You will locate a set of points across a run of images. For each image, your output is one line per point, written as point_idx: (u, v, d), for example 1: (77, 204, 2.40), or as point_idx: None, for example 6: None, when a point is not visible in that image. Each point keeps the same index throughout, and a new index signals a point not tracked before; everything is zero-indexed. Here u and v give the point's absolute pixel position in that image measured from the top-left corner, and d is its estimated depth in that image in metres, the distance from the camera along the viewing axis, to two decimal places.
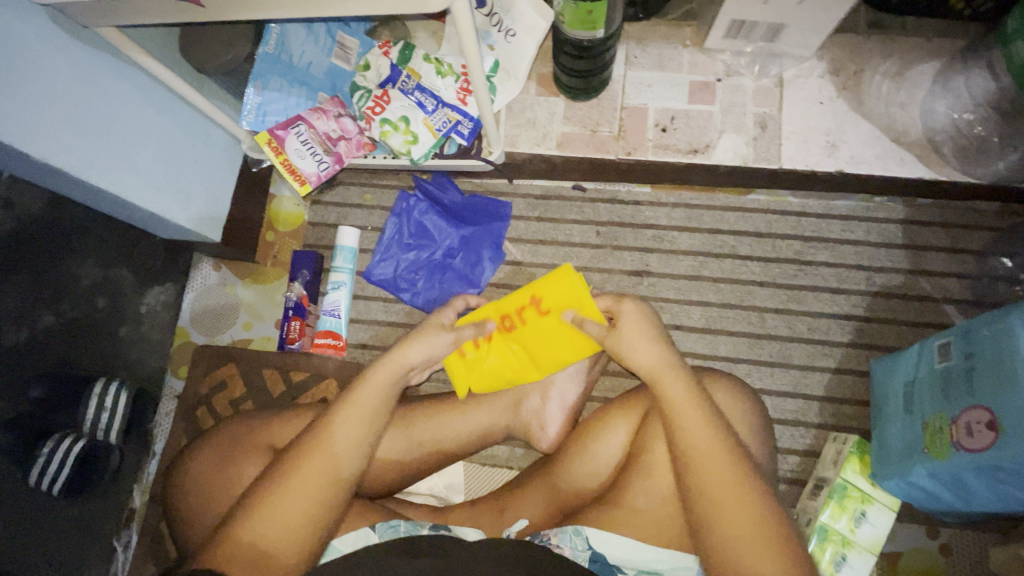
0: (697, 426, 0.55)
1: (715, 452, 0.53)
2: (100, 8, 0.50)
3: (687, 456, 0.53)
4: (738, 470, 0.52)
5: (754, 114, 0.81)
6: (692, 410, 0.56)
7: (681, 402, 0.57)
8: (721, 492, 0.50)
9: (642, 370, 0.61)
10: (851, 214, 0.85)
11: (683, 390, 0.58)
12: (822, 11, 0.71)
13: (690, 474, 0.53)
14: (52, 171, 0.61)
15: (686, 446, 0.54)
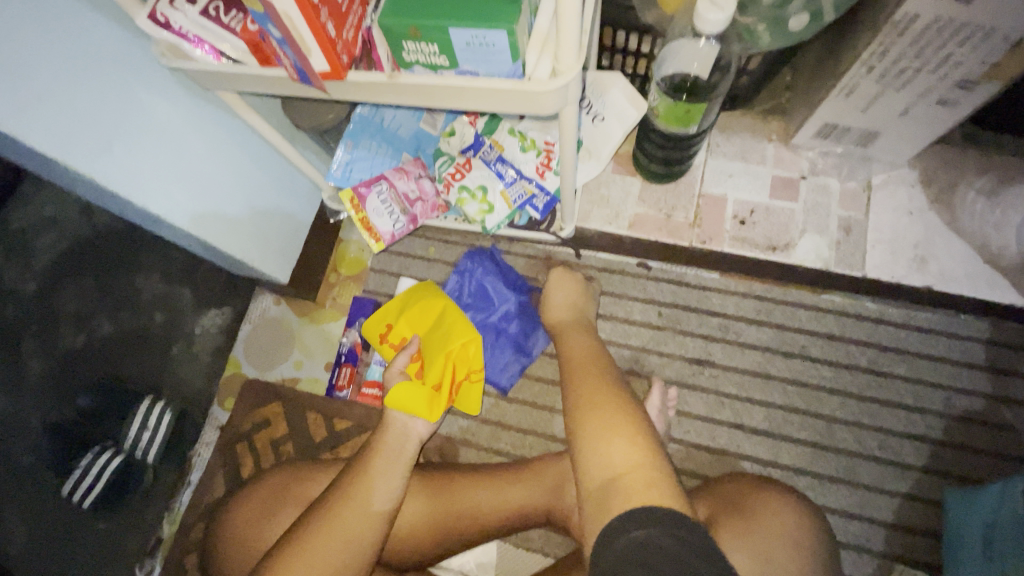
0: (588, 374, 0.57)
1: (598, 383, 0.55)
2: (227, 78, 0.52)
3: (574, 394, 0.55)
4: (617, 396, 0.53)
5: (839, 217, 0.81)
6: (591, 364, 0.59)
7: (587, 359, 0.61)
8: (591, 404, 0.52)
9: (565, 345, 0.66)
10: (935, 328, 0.79)
11: (591, 352, 0.62)
12: (923, 125, 0.71)
13: (573, 400, 0.54)
14: (153, 220, 0.63)
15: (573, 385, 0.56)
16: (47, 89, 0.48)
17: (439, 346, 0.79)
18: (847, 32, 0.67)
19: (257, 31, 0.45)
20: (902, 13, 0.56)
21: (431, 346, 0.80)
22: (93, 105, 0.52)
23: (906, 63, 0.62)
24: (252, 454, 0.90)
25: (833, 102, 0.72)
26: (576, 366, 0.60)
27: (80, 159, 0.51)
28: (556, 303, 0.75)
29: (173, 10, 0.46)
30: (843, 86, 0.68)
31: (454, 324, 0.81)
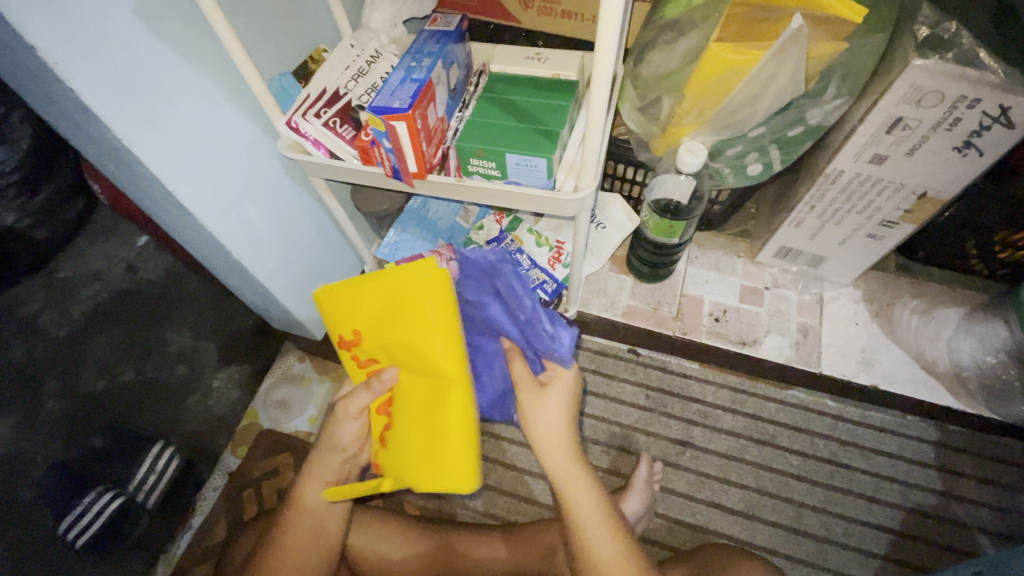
0: (601, 530, 0.62)
1: (623, 558, 0.62)
2: (326, 167, 0.68)
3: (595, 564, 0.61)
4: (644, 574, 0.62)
5: (797, 322, 0.96)
6: (593, 510, 0.63)
7: (592, 506, 0.63)
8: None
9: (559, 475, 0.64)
10: (885, 427, 0.91)
11: (588, 490, 0.64)
12: (860, 253, 0.89)
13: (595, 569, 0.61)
14: (237, 268, 0.76)
15: (593, 551, 0.61)
16: (203, 163, 0.63)
17: (433, 413, 0.63)
18: (795, 179, 0.87)
19: (369, 141, 0.63)
20: (831, 168, 0.76)
21: (422, 403, 0.64)
22: (227, 177, 0.67)
23: (839, 204, 0.82)
24: (256, 502, 0.94)
25: (786, 231, 0.91)
26: (578, 511, 0.63)
27: (206, 216, 0.66)
28: (534, 408, 0.66)
29: (305, 120, 0.64)
30: (793, 218, 0.87)
31: (452, 392, 0.61)
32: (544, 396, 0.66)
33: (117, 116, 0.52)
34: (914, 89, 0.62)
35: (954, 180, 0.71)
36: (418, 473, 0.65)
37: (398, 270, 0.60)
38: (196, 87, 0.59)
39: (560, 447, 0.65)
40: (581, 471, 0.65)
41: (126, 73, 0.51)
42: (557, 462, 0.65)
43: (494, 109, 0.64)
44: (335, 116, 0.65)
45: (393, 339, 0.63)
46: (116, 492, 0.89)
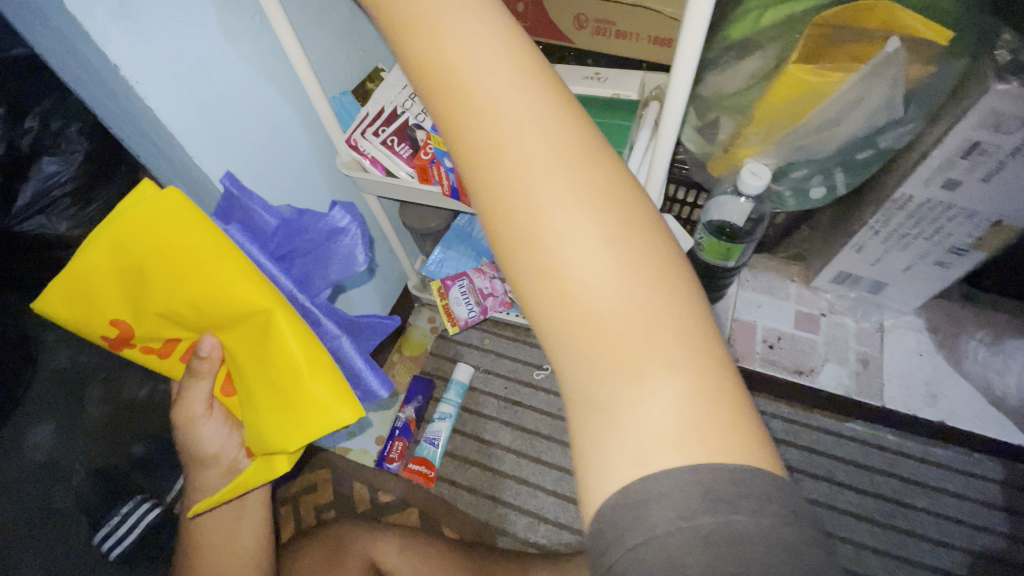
0: (561, 162, 0.27)
1: (640, 267, 0.26)
2: (382, 185, 0.69)
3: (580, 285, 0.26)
4: (636, 303, 0.26)
5: (856, 351, 0.91)
6: (548, 122, 0.28)
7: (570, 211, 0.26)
8: (637, 274, 0.26)
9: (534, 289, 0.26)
10: (951, 465, 0.87)
11: (545, 148, 0.27)
12: (925, 282, 0.85)
13: (579, 322, 0.26)
14: None
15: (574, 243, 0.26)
16: (260, 178, 0.64)
17: (265, 362, 0.44)
18: (856, 202, 0.84)
19: (428, 159, 0.62)
20: (899, 192, 0.73)
21: (251, 351, 0.45)
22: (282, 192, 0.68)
23: (906, 230, 0.78)
24: (294, 518, 0.94)
25: (846, 256, 0.87)
26: (527, 135, 0.27)
27: None
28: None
29: (363, 138, 0.65)
30: (854, 243, 0.84)
31: (276, 323, 0.42)
32: (495, 75, 0.28)
33: (189, 134, 0.53)
34: (995, 115, 0.59)
35: None
36: (275, 438, 0.45)
37: (121, 207, 0.40)
38: (258, 105, 0.60)
39: (510, 66, 0.29)
40: (545, 134, 0.29)
41: (200, 92, 0.52)
42: (510, 101, 0.28)
43: None
44: (393, 134, 0.65)
45: (167, 298, 0.43)
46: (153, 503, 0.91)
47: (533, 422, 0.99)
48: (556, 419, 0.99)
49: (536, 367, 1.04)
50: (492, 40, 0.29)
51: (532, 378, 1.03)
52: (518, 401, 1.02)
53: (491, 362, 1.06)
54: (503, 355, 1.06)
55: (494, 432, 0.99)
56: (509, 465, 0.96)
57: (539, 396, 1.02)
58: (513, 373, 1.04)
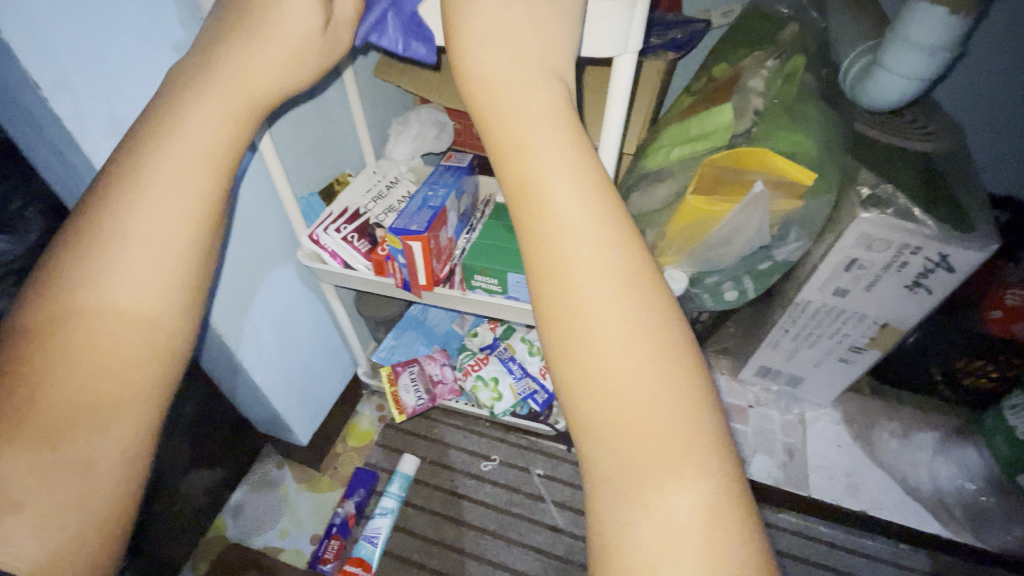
0: (598, 233, 0.29)
1: (660, 380, 0.27)
2: (337, 276, 0.74)
3: (569, 278, 0.28)
4: (639, 345, 0.27)
5: (783, 442, 0.97)
6: (592, 203, 0.30)
7: (570, 211, 0.29)
8: (619, 278, 0.28)
9: (570, 368, 0.28)
10: (879, 555, 0.90)
11: (576, 198, 0.29)
12: (834, 376, 0.94)
13: (591, 367, 0.27)
14: (235, 367, 0.77)
15: (566, 232, 0.29)
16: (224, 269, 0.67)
17: None
18: (766, 305, 0.94)
19: (384, 255, 0.68)
20: (799, 297, 0.84)
21: None
22: (246, 281, 0.71)
23: (811, 331, 0.88)
24: None
25: (765, 352, 0.96)
26: (574, 220, 0.29)
27: (219, 321, 0.69)
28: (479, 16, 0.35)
29: (325, 234, 0.70)
30: (769, 341, 0.93)
31: None
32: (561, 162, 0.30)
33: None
34: (866, 237, 0.72)
35: (909, 313, 0.78)
36: None
37: None
38: None
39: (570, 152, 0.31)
40: (604, 240, 0.29)
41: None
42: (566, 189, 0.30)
43: (495, 232, 0.72)
44: (353, 231, 0.71)
45: None
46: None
47: (479, 517, 0.97)
48: (502, 513, 0.98)
49: (483, 458, 1.04)
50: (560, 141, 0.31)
51: (479, 470, 1.03)
52: (464, 493, 1.00)
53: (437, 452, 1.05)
54: (450, 446, 1.06)
55: (438, 529, 0.96)
56: (452, 564, 0.92)
57: (485, 488, 1.01)
58: (460, 465, 1.04)
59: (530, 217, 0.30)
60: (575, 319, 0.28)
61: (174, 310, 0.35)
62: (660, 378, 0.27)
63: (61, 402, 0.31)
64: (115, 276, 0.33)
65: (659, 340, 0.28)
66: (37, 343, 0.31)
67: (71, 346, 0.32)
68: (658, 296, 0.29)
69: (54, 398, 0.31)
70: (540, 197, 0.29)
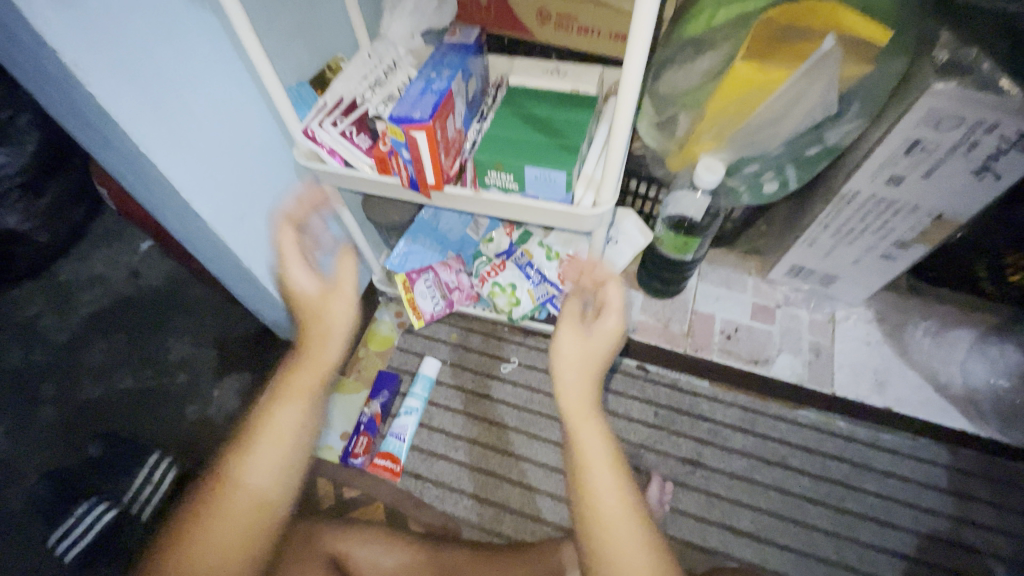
0: (607, 466, 0.50)
1: (649, 555, 0.46)
2: (340, 176, 0.68)
3: (596, 500, 0.48)
4: (638, 536, 0.47)
5: (810, 341, 0.94)
6: (605, 446, 0.52)
7: (598, 458, 0.50)
8: (622, 492, 0.49)
9: (596, 541, 0.47)
10: (898, 449, 0.90)
11: (600, 447, 0.51)
12: (871, 274, 0.89)
13: (612, 550, 0.46)
14: (246, 276, 0.75)
15: (594, 475, 0.49)
16: (218, 171, 0.63)
17: None
18: (806, 199, 0.87)
19: (386, 151, 0.62)
20: (846, 188, 0.76)
21: None
22: (242, 184, 0.67)
23: (853, 225, 0.81)
24: None
25: (799, 249, 0.90)
26: (600, 467, 0.50)
27: (220, 227, 0.66)
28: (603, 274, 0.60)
29: (321, 129, 0.63)
30: (806, 238, 0.87)
31: None
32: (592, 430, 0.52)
33: (144, 129, 0.52)
34: (935, 114, 0.62)
35: (971, 203, 0.70)
36: None
37: None
38: (213, 95, 0.59)
39: (594, 418, 0.53)
40: (611, 465, 0.50)
41: (153, 86, 0.52)
42: (591, 443, 0.51)
43: (509, 120, 0.64)
44: (352, 125, 0.64)
45: None
46: (109, 506, 0.95)
47: (501, 415, 1.00)
48: (523, 412, 1.00)
49: (503, 361, 1.05)
50: (591, 415, 0.53)
51: (499, 371, 1.04)
52: (485, 393, 1.02)
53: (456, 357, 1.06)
54: (470, 350, 1.07)
55: (461, 425, 0.99)
56: (477, 457, 0.96)
57: (506, 389, 1.02)
58: (481, 367, 1.05)
59: (577, 464, 0.50)
60: (599, 518, 0.48)
61: (292, 479, 0.63)
62: (651, 557, 0.46)
63: (229, 504, 0.59)
64: (258, 460, 0.61)
65: (643, 525, 0.48)
66: (212, 493, 0.60)
67: (233, 490, 0.60)
68: (648, 543, 0.47)
69: (226, 496, 0.60)
70: (580, 454, 0.50)
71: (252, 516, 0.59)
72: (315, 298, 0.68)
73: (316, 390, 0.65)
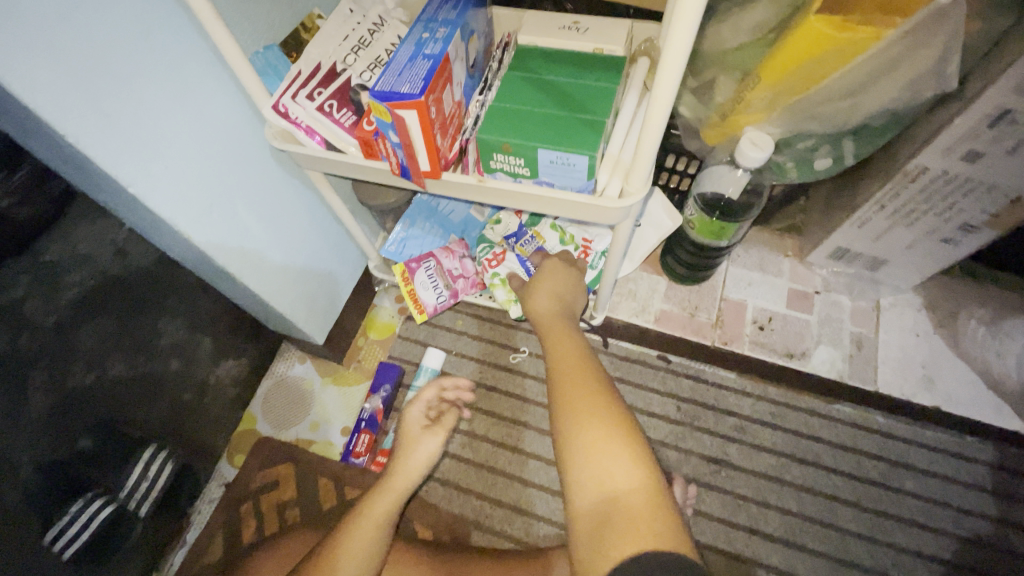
0: (579, 378, 0.57)
1: (616, 438, 0.50)
2: (319, 160, 0.58)
3: (566, 401, 0.54)
4: (606, 423, 0.51)
5: (850, 332, 0.86)
6: (579, 367, 0.59)
7: (572, 372, 0.58)
8: (593, 389, 0.55)
9: (565, 425, 0.53)
10: (943, 447, 0.82)
11: (574, 367, 0.58)
12: (927, 259, 0.79)
13: (576, 433, 0.51)
14: (223, 274, 0.66)
15: (565, 381, 0.57)
16: (173, 157, 0.53)
17: None
18: (860, 173, 0.76)
19: (371, 131, 0.51)
20: (912, 164, 0.65)
21: None
22: (206, 170, 0.57)
23: (914, 206, 0.71)
24: (256, 517, 0.88)
25: (846, 230, 0.80)
26: (571, 377, 0.57)
27: (182, 222, 0.56)
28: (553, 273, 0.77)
29: (295, 104, 0.53)
30: (856, 219, 0.77)
31: None
32: (567, 356, 0.60)
33: (67, 112, 0.43)
34: None
35: None
36: None
37: None
38: (159, 65, 0.49)
39: (572, 353, 0.61)
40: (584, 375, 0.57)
41: (74, 57, 0.42)
42: (564, 364, 0.59)
43: (520, 90, 0.53)
44: (331, 99, 0.54)
45: None
46: (107, 500, 0.80)
47: (510, 409, 0.93)
48: (536, 405, 0.93)
49: (513, 350, 0.98)
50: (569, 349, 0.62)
51: (508, 362, 0.97)
52: (494, 385, 0.95)
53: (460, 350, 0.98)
54: (477, 338, 0.99)
55: (468, 420, 0.93)
56: (486, 455, 0.90)
57: (516, 380, 0.95)
58: (489, 357, 0.97)
59: (553, 380, 0.58)
60: (570, 408, 0.53)
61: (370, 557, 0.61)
62: (618, 436, 0.50)
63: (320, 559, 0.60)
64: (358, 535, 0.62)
65: (615, 416, 0.52)
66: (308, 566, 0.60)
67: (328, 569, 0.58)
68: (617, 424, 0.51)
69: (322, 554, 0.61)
70: (556, 370, 0.59)
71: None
72: (413, 436, 0.74)
73: (426, 455, 0.71)
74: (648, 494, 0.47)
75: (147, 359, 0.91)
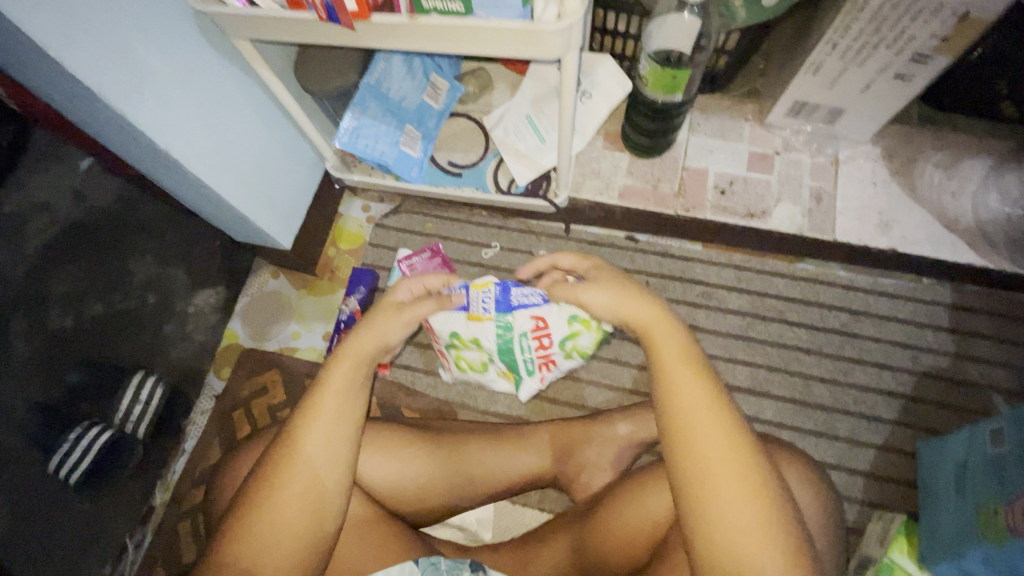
0: (702, 396, 0.47)
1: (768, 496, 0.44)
2: (247, 24, 0.56)
3: (687, 413, 0.47)
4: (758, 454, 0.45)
5: (810, 187, 0.87)
6: (690, 369, 0.50)
7: (674, 371, 0.50)
8: (725, 422, 0.46)
9: (708, 465, 0.44)
10: (899, 293, 0.87)
11: (693, 380, 0.49)
12: (881, 102, 0.78)
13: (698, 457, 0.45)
14: (170, 167, 0.65)
15: (679, 389, 0.48)
16: (93, 26, 0.51)
17: None
18: (815, 13, 0.74)
19: None
20: None
21: None
22: (127, 41, 0.54)
23: (866, 39, 0.69)
24: (249, 422, 0.91)
25: (802, 80, 0.79)
26: (684, 393, 0.48)
27: (113, 97, 0.54)
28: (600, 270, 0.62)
29: None
30: (811, 64, 0.76)
31: None
32: (669, 360, 0.51)
33: None
34: None
35: None
36: None
37: None
38: None
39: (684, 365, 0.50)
40: (715, 408, 0.47)
41: None
42: (677, 378, 0.49)
43: None
44: None
45: None
46: (104, 427, 0.82)
47: None
48: None
49: (484, 247, 0.97)
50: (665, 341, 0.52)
51: (480, 258, 0.96)
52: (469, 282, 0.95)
53: (440, 263, 0.91)
54: (447, 238, 0.98)
55: None
56: None
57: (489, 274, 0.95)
58: (461, 255, 0.97)
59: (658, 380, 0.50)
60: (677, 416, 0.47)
61: (307, 524, 0.51)
62: (742, 459, 0.45)
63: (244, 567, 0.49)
64: (279, 512, 0.50)
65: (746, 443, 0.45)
66: (258, 487, 0.51)
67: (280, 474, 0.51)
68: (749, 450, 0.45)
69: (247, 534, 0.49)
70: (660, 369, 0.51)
71: (313, 475, 0.52)
72: (393, 313, 0.64)
73: (347, 381, 0.57)
74: (766, 504, 0.43)
75: (123, 296, 0.88)
